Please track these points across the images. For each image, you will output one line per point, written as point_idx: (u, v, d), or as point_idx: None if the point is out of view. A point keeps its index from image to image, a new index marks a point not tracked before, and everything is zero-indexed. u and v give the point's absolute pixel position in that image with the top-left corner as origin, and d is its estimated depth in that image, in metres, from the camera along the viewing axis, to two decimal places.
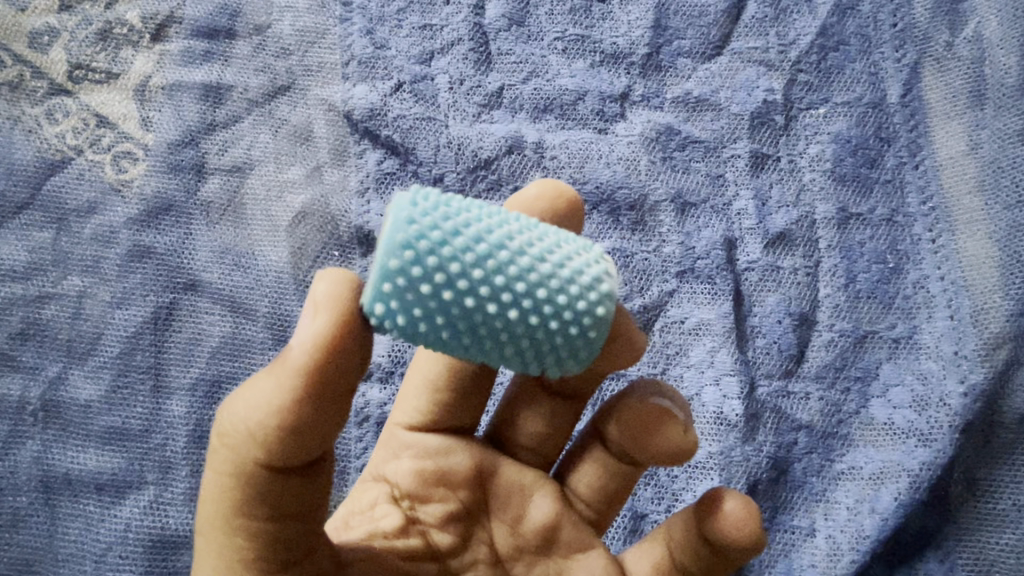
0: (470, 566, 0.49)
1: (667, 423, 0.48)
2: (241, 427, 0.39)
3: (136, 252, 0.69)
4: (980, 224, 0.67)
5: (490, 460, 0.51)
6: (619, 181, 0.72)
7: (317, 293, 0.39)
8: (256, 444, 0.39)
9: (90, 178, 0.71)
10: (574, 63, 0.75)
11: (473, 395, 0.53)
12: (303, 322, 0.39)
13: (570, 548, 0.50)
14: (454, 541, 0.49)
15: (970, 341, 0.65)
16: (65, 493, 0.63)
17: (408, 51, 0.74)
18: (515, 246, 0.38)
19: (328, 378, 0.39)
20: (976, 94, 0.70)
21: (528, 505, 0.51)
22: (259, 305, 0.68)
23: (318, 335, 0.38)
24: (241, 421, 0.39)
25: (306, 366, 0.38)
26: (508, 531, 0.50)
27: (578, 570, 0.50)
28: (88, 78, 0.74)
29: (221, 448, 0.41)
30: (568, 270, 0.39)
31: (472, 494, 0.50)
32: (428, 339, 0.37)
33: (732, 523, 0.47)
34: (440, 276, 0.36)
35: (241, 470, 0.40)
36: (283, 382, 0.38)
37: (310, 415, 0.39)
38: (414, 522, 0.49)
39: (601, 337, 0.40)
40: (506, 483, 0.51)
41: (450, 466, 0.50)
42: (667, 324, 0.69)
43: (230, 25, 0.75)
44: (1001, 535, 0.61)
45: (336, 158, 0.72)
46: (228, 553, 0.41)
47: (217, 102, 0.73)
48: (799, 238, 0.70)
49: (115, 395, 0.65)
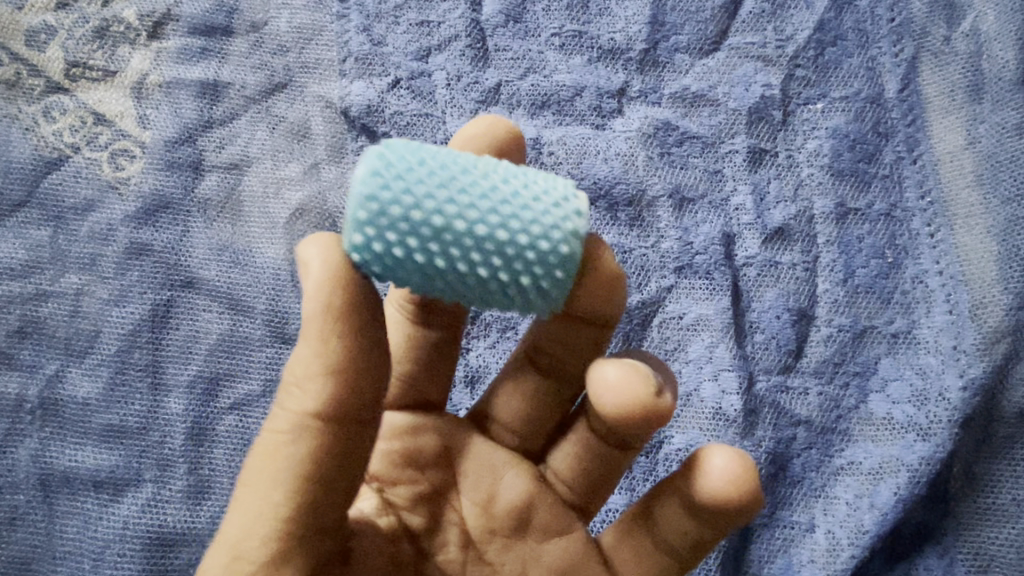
0: (442, 548, 0.50)
1: (636, 381, 0.45)
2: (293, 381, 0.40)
3: (134, 250, 0.69)
4: (978, 219, 0.67)
5: (459, 437, 0.52)
6: (617, 176, 0.72)
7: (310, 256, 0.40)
8: (302, 398, 0.40)
9: (87, 175, 0.71)
10: (571, 59, 0.75)
11: (434, 362, 0.54)
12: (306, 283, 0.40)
13: (545, 532, 0.50)
14: (423, 522, 0.51)
15: (969, 335, 0.65)
16: (64, 490, 0.63)
17: (405, 47, 0.74)
18: (479, 171, 0.39)
19: (355, 322, 0.40)
20: (974, 87, 0.70)
21: (499, 485, 0.51)
22: (256, 301, 0.68)
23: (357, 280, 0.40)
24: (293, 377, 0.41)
25: (327, 316, 0.40)
26: (479, 511, 0.51)
27: (552, 551, 0.50)
28: (85, 76, 0.74)
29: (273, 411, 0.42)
30: (533, 192, 0.40)
31: (442, 473, 0.52)
32: (406, 263, 0.38)
33: (715, 481, 0.46)
34: (408, 199, 0.38)
35: (298, 423, 0.40)
36: (323, 332, 0.40)
37: (345, 360, 0.40)
38: (389, 503, 0.51)
39: (574, 257, 0.40)
40: (478, 460, 0.52)
41: (420, 444, 0.52)
42: (665, 319, 0.68)
43: (227, 22, 0.75)
44: (1001, 530, 0.61)
45: (333, 155, 0.72)
46: (268, 513, 0.40)
47: (214, 100, 0.73)
48: (797, 234, 0.70)
49: (113, 392, 0.65)
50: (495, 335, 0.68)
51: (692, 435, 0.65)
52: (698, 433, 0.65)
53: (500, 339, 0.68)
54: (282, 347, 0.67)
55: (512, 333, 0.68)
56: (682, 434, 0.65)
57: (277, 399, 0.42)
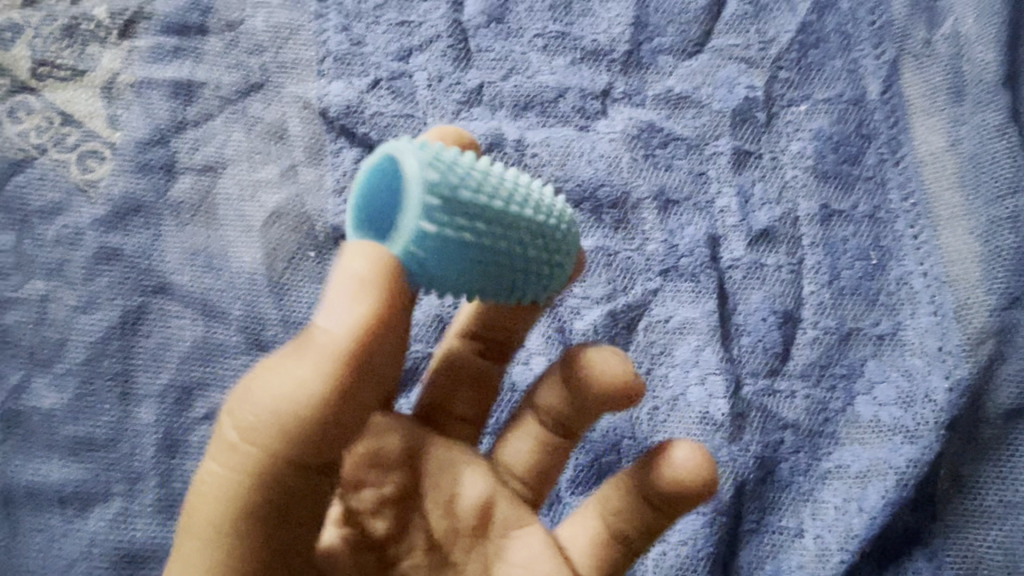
0: (407, 554, 0.48)
1: (613, 358, 0.50)
2: (262, 408, 0.39)
3: (102, 255, 0.66)
4: (960, 220, 0.68)
5: (421, 437, 0.51)
6: (601, 178, 0.71)
7: (348, 276, 0.39)
8: (281, 433, 0.39)
9: (54, 177, 0.68)
10: (554, 60, 0.74)
11: None
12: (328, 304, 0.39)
13: (507, 526, 0.48)
14: (389, 528, 0.49)
15: (954, 336, 0.65)
16: (28, 507, 0.60)
17: (386, 47, 0.73)
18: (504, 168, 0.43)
19: (369, 361, 0.40)
20: (955, 89, 0.71)
21: (459, 482, 0.49)
22: (231, 307, 0.66)
23: (353, 326, 0.39)
24: (263, 402, 0.39)
25: (340, 356, 0.39)
26: (442, 513, 0.48)
27: (516, 548, 0.48)
28: (52, 75, 0.71)
29: (241, 438, 0.40)
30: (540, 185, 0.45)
31: (405, 476, 0.49)
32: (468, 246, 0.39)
33: (676, 469, 0.47)
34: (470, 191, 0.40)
35: (264, 459, 0.39)
36: (316, 369, 0.39)
37: (345, 396, 0.39)
38: (351, 510, 0.49)
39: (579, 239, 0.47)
40: (437, 461, 0.50)
41: (382, 445, 0.50)
42: (651, 323, 0.67)
43: (202, 21, 0.73)
44: (988, 532, 0.61)
45: (311, 156, 0.71)
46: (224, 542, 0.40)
47: (188, 100, 0.71)
48: (782, 235, 0.70)
49: (80, 403, 0.63)
50: None
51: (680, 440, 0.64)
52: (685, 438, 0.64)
53: None
54: (258, 354, 0.64)
55: None
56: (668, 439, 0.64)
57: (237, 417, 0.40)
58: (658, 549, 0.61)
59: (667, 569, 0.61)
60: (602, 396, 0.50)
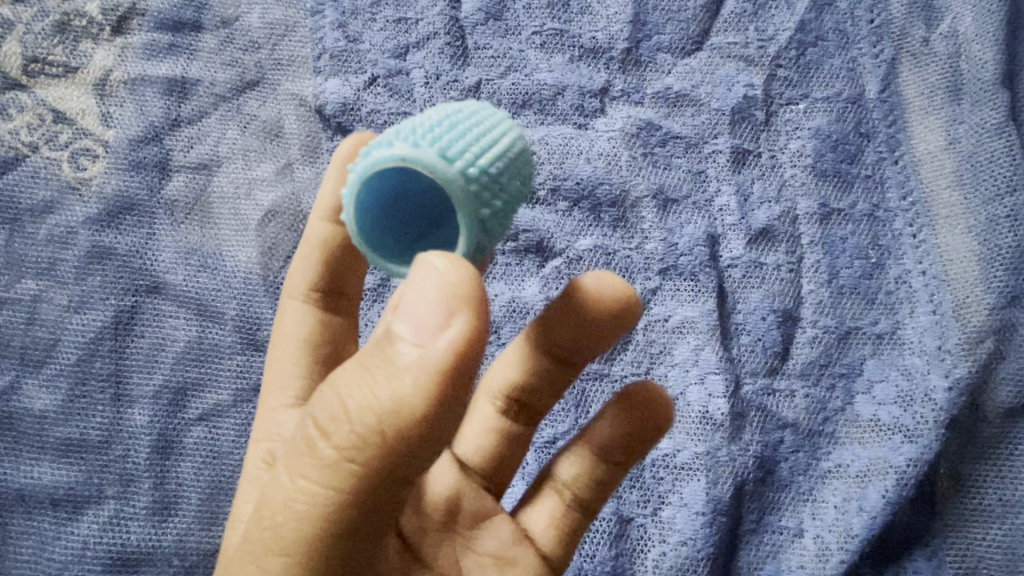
0: None
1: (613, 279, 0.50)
2: (357, 408, 0.35)
3: (95, 254, 0.65)
4: (959, 219, 0.68)
5: None
6: (600, 177, 0.70)
7: (434, 281, 0.35)
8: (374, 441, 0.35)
9: (46, 176, 0.67)
10: (552, 58, 0.73)
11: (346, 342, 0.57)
12: (410, 315, 0.35)
13: (474, 518, 0.51)
14: None
15: (953, 335, 0.65)
16: (19, 510, 0.59)
17: (383, 44, 0.72)
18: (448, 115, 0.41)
19: (465, 381, 0.36)
20: (953, 88, 0.71)
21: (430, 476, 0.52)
22: (226, 307, 0.65)
23: (455, 338, 0.35)
24: (361, 398, 0.35)
25: (443, 367, 0.34)
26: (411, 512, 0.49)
27: (485, 537, 0.51)
28: (44, 72, 0.70)
29: (334, 440, 0.36)
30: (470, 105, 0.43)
31: None
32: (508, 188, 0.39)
33: (644, 409, 0.53)
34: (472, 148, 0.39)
35: (348, 468, 0.35)
36: (418, 379, 0.35)
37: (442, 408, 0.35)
38: None
39: None
40: None
41: None
42: (650, 322, 0.67)
43: (196, 17, 0.72)
44: (987, 531, 0.61)
45: (308, 154, 0.70)
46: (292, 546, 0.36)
47: (182, 97, 0.70)
48: (782, 234, 0.69)
49: (72, 405, 0.62)
50: None
51: (679, 440, 0.64)
52: (684, 438, 0.64)
53: None
54: (253, 354, 0.64)
55: (493, 337, 0.66)
56: (667, 439, 0.64)
57: (328, 415, 0.36)
58: (658, 550, 0.61)
59: (667, 570, 0.61)
60: (601, 317, 0.50)
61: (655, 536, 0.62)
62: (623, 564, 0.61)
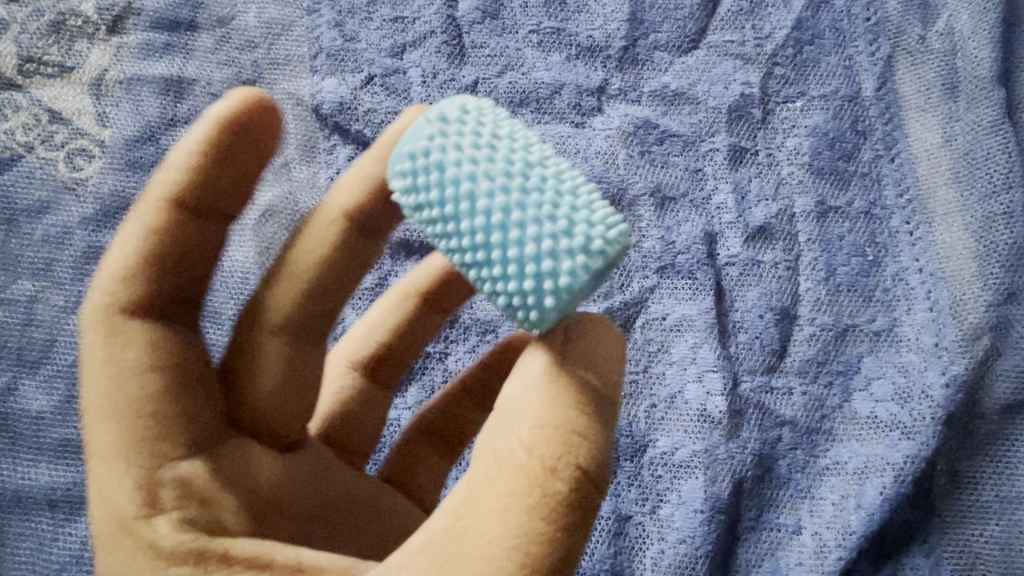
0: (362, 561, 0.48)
1: None
2: (557, 437, 0.36)
3: (91, 254, 0.65)
4: (955, 216, 0.68)
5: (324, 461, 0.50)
6: (597, 175, 0.70)
7: (613, 343, 0.40)
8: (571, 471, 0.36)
9: (42, 176, 0.67)
10: (549, 56, 0.73)
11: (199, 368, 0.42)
12: (592, 354, 0.39)
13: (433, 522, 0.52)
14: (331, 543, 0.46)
15: (950, 331, 0.65)
16: (16, 511, 0.59)
17: (379, 43, 0.72)
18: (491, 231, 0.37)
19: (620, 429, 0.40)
20: (949, 86, 0.71)
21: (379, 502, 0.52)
22: (223, 307, 0.65)
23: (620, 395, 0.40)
24: (567, 425, 0.36)
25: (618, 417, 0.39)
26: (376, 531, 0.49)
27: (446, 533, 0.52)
28: (39, 72, 0.70)
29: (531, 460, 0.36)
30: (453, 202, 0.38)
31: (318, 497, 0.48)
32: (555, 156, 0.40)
33: None
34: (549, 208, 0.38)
35: (536, 488, 0.35)
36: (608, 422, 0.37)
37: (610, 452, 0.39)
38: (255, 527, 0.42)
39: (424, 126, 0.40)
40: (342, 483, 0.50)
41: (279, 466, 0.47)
42: (648, 321, 0.67)
43: (192, 17, 0.72)
44: (985, 528, 0.61)
45: (305, 154, 0.70)
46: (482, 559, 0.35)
47: (178, 97, 0.70)
48: (779, 232, 0.69)
49: (69, 405, 0.61)
50: (474, 338, 0.66)
51: (678, 437, 0.64)
52: (682, 435, 0.64)
53: (480, 343, 0.66)
54: None
55: (492, 336, 0.66)
56: (666, 437, 0.64)
57: (524, 436, 0.36)
58: (657, 548, 0.61)
59: (666, 568, 0.61)
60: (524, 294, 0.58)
61: (654, 534, 0.62)
62: (622, 562, 0.61)
